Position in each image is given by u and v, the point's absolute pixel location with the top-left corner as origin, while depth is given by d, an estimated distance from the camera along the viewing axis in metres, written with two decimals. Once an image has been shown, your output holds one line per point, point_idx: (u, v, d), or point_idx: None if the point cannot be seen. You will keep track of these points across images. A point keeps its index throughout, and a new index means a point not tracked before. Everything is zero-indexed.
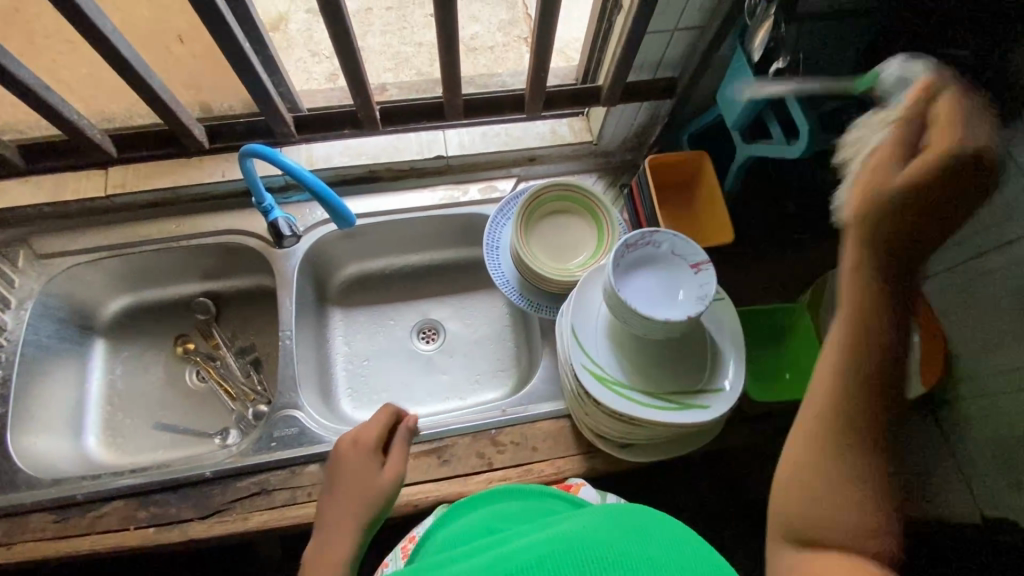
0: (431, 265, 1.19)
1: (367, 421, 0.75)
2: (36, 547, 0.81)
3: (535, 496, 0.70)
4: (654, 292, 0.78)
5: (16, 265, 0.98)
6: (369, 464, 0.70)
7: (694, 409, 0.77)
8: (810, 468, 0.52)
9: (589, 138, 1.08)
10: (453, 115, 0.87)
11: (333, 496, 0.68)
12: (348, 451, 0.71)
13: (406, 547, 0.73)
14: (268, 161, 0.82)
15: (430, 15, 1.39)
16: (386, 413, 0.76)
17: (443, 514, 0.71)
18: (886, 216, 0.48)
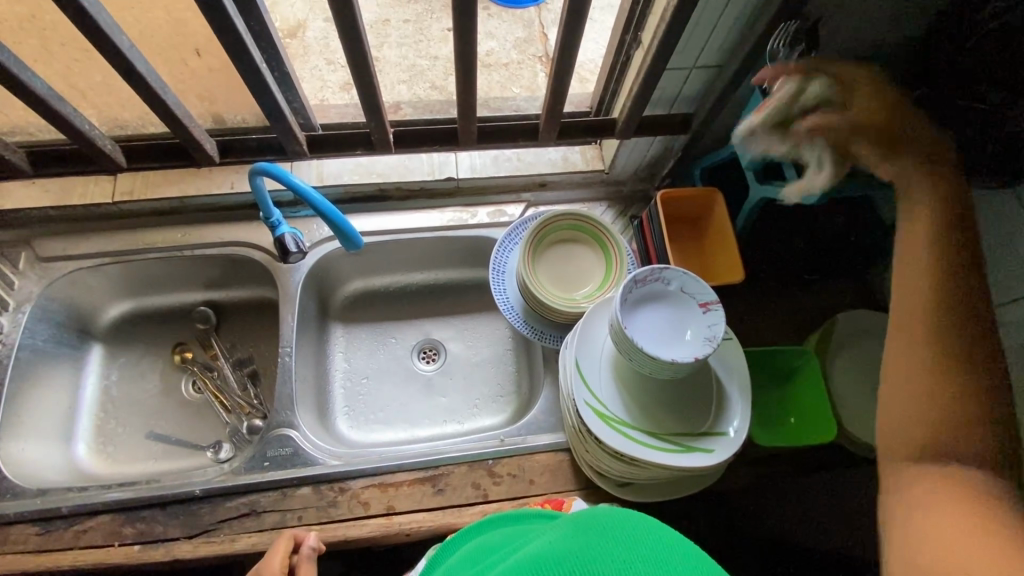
0: (436, 285, 1.18)
1: (266, 557, 0.73)
2: (16, 560, 0.79)
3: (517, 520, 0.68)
4: (659, 333, 0.77)
5: (18, 267, 0.97)
6: None
7: (698, 452, 0.75)
8: (918, 377, 0.58)
9: (601, 167, 1.08)
10: (466, 141, 0.86)
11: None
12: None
13: None
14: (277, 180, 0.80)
15: (447, 31, 1.39)
16: (284, 540, 0.76)
17: (436, 553, 0.70)
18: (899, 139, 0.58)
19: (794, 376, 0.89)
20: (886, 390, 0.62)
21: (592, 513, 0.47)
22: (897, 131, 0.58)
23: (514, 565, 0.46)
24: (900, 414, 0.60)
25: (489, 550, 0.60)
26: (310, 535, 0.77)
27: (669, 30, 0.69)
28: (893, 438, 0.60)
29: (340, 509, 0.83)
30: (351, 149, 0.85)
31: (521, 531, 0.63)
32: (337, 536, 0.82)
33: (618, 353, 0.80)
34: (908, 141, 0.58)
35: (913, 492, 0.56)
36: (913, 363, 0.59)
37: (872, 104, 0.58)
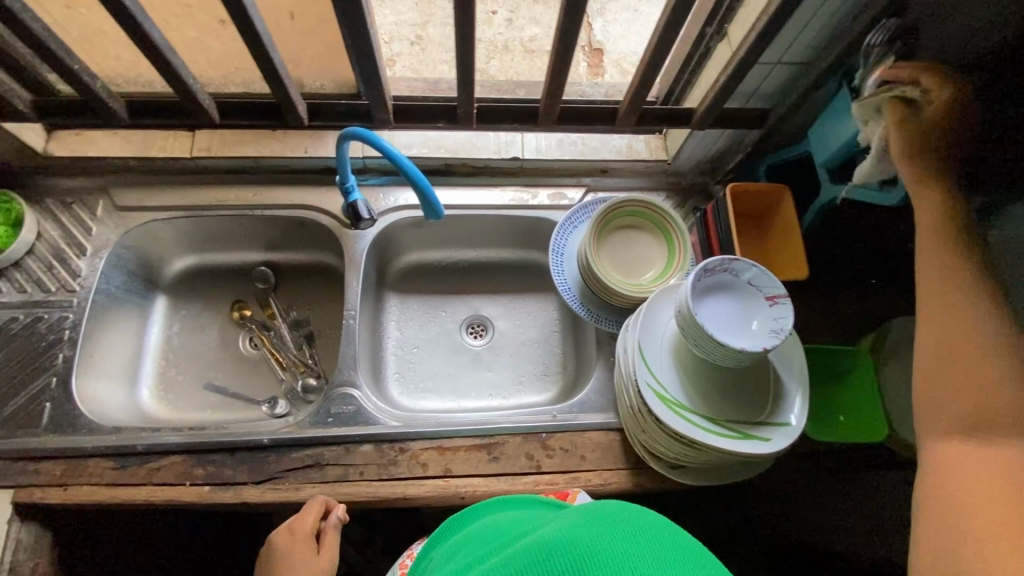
0: (487, 262, 1.21)
1: (302, 508, 0.81)
2: (93, 491, 0.82)
3: (527, 504, 0.72)
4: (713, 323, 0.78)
5: (95, 213, 1.00)
6: (304, 549, 0.78)
7: (755, 440, 0.78)
8: (947, 364, 0.62)
9: (663, 157, 1.09)
10: (545, 121, 0.87)
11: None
12: (287, 540, 0.79)
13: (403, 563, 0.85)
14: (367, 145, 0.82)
15: (494, 12, 1.37)
16: (316, 504, 0.81)
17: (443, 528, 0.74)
18: (931, 147, 0.64)
19: (849, 376, 0.90)
20: (923, 381, 0.65)
21: (602, 506, 0.50)
22: (924, 139, 0.64)
23: (550, 543, 0.47)
24: (940, 401, 0.63)
25: (501, 530, 0.63)
26: (340, 505, 0.82)
27: (774, 22, 0.69)
28: (934, 418, 0.63)
29: (400, 467, 0.86)
30: (434, 121, 0.86)
31: (532, 514, 0.66)
32: (396, 493, 0.85)
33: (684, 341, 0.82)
34: (925, 157, 0.65)
35: (959, 473, 0.59)
36: (935, 351, 0.64)
37: (924, 114, 0.64)
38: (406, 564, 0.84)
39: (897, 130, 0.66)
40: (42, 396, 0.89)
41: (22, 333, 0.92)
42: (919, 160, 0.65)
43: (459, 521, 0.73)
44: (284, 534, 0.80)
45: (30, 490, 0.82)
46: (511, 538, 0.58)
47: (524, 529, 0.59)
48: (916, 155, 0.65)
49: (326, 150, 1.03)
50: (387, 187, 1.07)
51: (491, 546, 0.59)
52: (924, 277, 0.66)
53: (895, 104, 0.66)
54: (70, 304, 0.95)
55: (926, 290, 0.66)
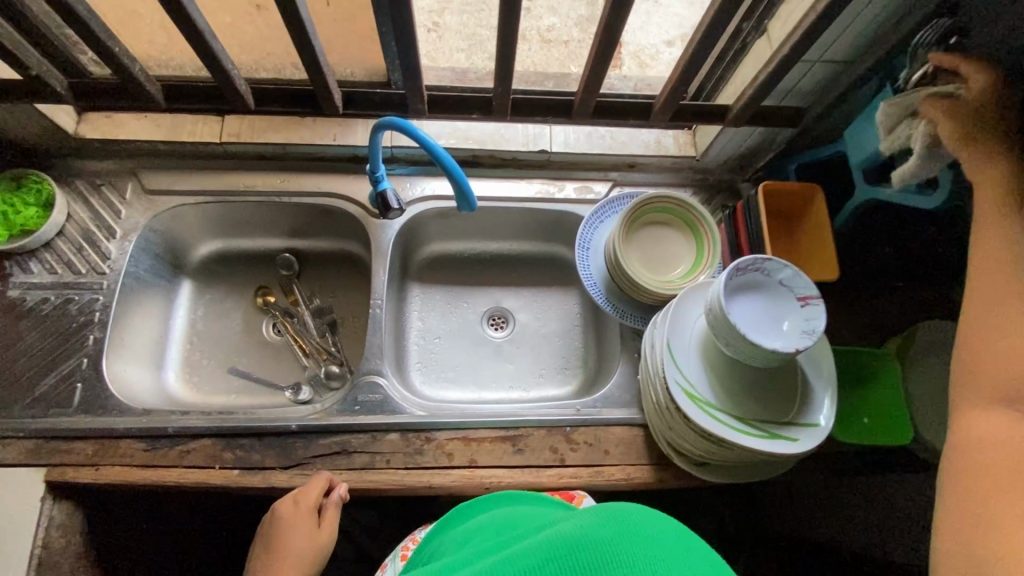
0: (509, 255, 1.21)
1: (306, 483, 0.83)
2: (124, 472, 0.83)
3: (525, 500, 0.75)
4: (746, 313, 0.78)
5: (124, 196, 1.00)
6: (306, 523, 0.79)
7: (782, 440, 0.79)
8: (994, 330, 0.61)
9: (691, 152, 1.08)
10: (579, 114, 0.87)
11: (278, 551, 0.80)
12: (288, 512, 0.80)
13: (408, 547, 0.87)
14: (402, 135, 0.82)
15: None
16: (319, 480, 0.83)
17: (448, 518, 0.77)
18: (986, 122, 0.62)
19: (873, 377, 0.91)
20: (968, 343, 0.64)
21: (611, 506, 0.49)
22: (976, 123, 0.62)
23: (593, 543, 0.45)
24: (982, 368, 0.62)
25: (508, 525, 0.64)
26: (341, 484, 0.84)
27: (822, 21, 0.69)
28: (973, 382, 0.63)
29: (425, 457, 0.88)
30: (468, 113, 0.86)
31: (539, 511, 0.67)
32: (422, 481, 0.86)
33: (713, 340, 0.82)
34: (982, 138, 0.62)
35: (991, 440, 0.59)
36: (983, 314, 0.63)
37: (970, 100, 0.62)
38: (410, 548, 0.87)
39: (946, 118, 0.63)
40: (73, 376, 0.90)
41: (53, 314, 0.93)
42: (976, 134, 0.62)
43: (468, 511, 0.76)
44: (287, 507, 0.81)
45: (63, 470, 0.83)
46: (520, 533, 0.59)
47: (531, 525, 0.60)
48: (971, 137, 0.62)
49: (355, 138, 1.03)
50: (414, 176, 1.08)
51: (508, 536, 0.60)
52: (978, 237, 0.64)
53: (935, 98, 0.64)
54: (100, 287, 0.95)
55: (978, 250, 0.64)
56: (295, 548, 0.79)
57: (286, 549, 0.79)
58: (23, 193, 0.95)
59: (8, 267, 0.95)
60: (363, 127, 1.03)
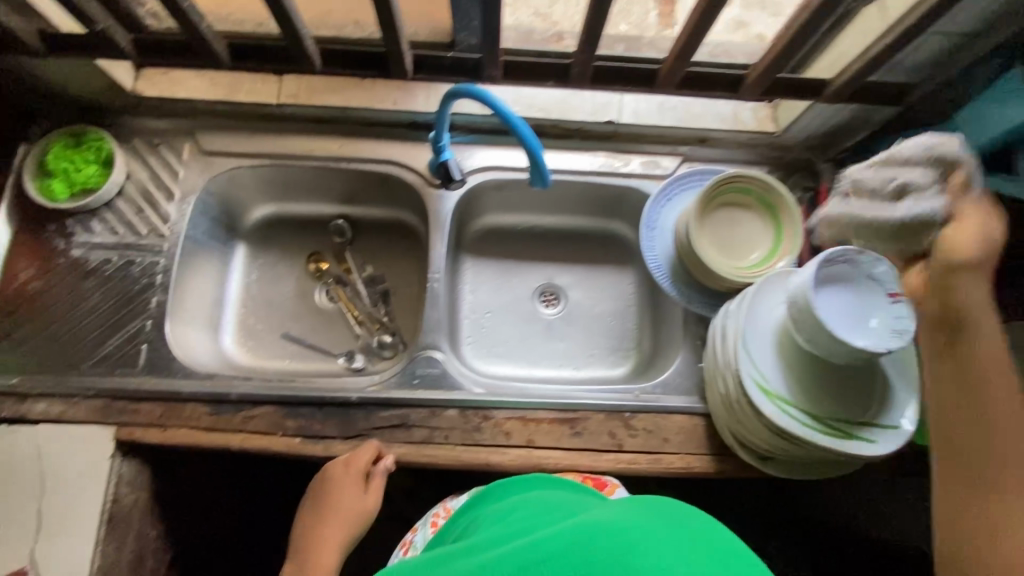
0: (563, 229, 1.17)
1: (356, 448, 0.85)
2: (190, 435, 0.85)
3: (535, 483, 0.76)
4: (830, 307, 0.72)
5: (182, 157, 0.99)
6: (355, 488, 0.81)
7: (859, 441, 0.77)
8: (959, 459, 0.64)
9: (770, 128, 1.02)
10: (663, 84, 0.81)
11: (325, 510, 0.82)
12: (339, 474, 0.82)
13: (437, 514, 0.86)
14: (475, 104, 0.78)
15: None
16: (369, 448, 0.84)
17: (482, 493, 0.77)
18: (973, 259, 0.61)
19: None
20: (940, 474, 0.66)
21: (640, 499, 0.53)
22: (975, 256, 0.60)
23: (651, 528, 0.47)
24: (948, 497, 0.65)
25: (541, 510, 0.64)
26: (389, 456, 0.84)
27: None
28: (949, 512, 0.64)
29: (483, 435, 0.87)
30: (543, 80, 0.81)
31: (570, 497, 0.68)
32: (479, 459, 0.86)
33: (792, 334, 0.79)
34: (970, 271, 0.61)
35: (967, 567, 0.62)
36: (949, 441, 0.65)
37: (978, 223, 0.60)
38: (439, 515, 0.86)
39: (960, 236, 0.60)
40: (138, 337, 0.90)
41: (116, 275, 0.93)
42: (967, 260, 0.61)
43: (506, 488, 0.77)
44: (339, 467, 0.83)
45: (130, 430, 0.84)
46: (554, 520, 0.59)
47: (565, 513, 0.59)
48: (954, 275, 0.61)
49: (415, 104, 0.99)
50: (474, 144, 1.04)
51: (532, 526, 0.59)
52: (938, 375, 0.66)
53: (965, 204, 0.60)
54: (161, 249, 0.95)
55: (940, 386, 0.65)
56: (341, 508, 0.82)
57: (332, 509, 0.82)
58: (83, 150, 0.94)
59: (70, 226, 0.94)
60: (424, 94, 1.00)
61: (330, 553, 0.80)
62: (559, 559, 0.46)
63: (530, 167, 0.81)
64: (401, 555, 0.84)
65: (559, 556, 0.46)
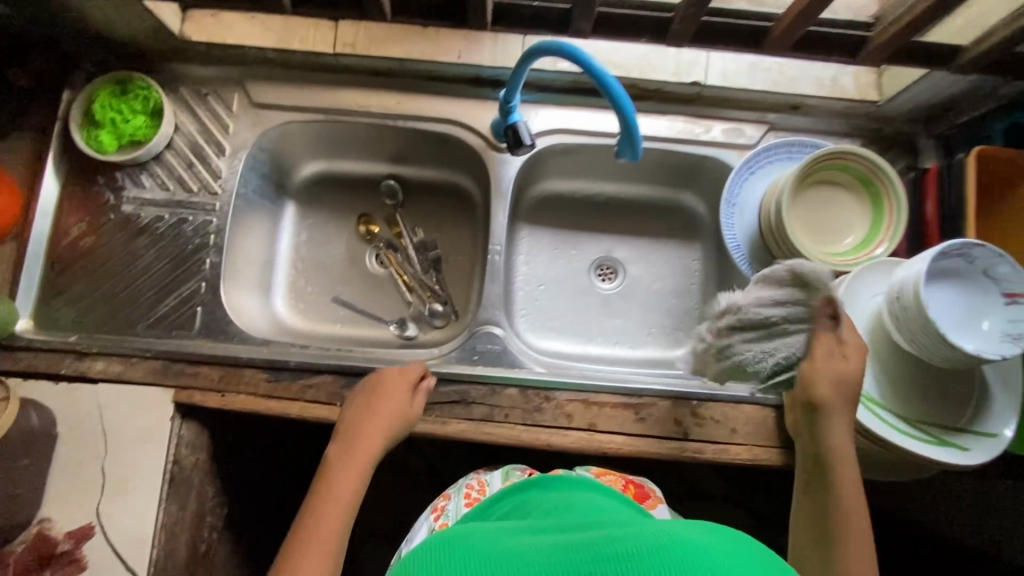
0: (626, 199, 1.10)
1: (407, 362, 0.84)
2: (249, 401, 0.83)
3: (577, 484, 0.66)
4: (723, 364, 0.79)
5: (231, 108, 0.93)
6: (403, 398, 0.80)
7: (950, 447, 0.72)
8: None
9: (872, 97, 0.92)
10: (772, 45, 0.74)
11: (368, 408, 0.78)
12: (392, 379, 0.80)
13: (471, 485, 0.78)
14: (566, 60, 0.71)
15: None
16: (419, 363, 0.84)
17: (524, 483, 0.68)
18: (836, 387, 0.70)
19: None
20: None
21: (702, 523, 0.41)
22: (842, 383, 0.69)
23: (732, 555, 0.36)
24: None
25: (592, 512, 0.55)
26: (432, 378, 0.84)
27: None
28: None
29: (545, 415, 0.84)
30: (637, 36, 0.75)
31: (620, 507, 0.59)
32: (540, 440, 0.83)
33: (890, 333, 0.74)
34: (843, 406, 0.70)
35: None
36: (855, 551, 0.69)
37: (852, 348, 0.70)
38: (474, 489, 0.77)
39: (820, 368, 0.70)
40: (193, 299, 0.89)
41: (169, 233, 0.90)
42: (817, 395, 0.70)
43: (550, 482, 0.67)
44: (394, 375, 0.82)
45: (190, 393, 0.83)
46: (608, 523, 0.50)
47: (619, 517, 0.52)
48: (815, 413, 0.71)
49: (481, 56, 0.91)
50: (541, 103, 0.96)
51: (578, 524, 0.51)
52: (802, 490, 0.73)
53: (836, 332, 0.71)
54: (213, 208, 0.91)
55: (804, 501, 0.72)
56: (388, 412, 0.78)
57: (379, 408, 0.78)
58: (129, 98, 0.89)
59: (120, 179, 0.91)
60: (490, 43, 0.91)
61: (371, 446, 0.76)
62: (628, 561, 0.37)
63: (619, 136, 0.72)
64: (434, 522, 0.74)
65: (628, 558, 0.36)
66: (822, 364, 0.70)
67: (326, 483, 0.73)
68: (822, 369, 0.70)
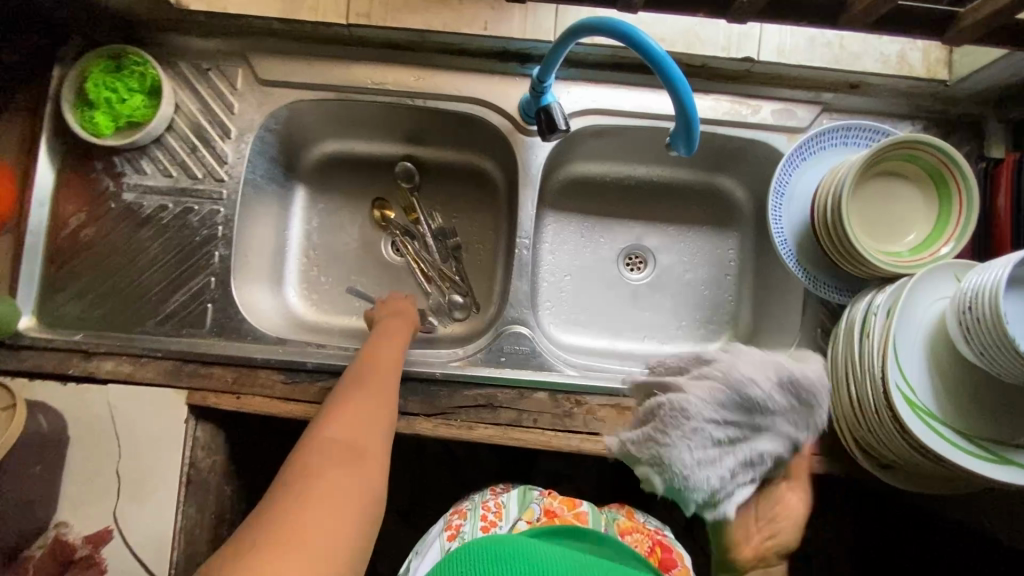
0: (658, 183, 1.02)
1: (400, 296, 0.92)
2: (265, 403, 0.80)
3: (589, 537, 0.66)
4: (678, 461, 0.53)
5: (236, 86, 0.85)
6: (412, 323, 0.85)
7: (1013, 467, 0.67)
8: None
9: (941, 76, 0.83)
10: (850, 21, 0.67)
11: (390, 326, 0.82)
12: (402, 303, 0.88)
13: (487, 506, 0.74)
14: (615, 39, 0.63)
15: None
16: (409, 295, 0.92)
17: (548, 531, 0.67)
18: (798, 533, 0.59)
19: None
20: None
21: None
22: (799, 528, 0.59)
23: None
24: None
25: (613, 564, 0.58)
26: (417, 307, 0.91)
27: None
28: None
29: (576, 421, 0.80)
30: (694, 8, 0.69)
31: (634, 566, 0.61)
32: (570, 445, 0.79)
33: (956, 344, 0.68)
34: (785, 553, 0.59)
35: None
36: None
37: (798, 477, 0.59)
38: (491, 512, 0.73)
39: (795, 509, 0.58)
40: (203, 295, 0.84)
41: (174, 224, 0.84)
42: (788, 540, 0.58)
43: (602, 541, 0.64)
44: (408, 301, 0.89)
45: (203, 394, 0.79)
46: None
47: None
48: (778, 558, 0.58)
49: (510, 28, 0.82)
50: (573, 81, 0.88)
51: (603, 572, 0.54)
52: None
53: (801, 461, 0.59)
54: (220, 196, 0.85)
55: None
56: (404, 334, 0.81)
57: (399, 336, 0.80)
58: (125, 75, 0.81)
59: (119, 165, 0.84)
60: (521, 13, 0.82)
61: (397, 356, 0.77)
62: None
63: (674, 124, 0.65)
64: (448, 541, 0.70)
65: None
66: (797, 505, 0.58)
67: (367, 365, 0.73)
68: (797, 510, 0.58)
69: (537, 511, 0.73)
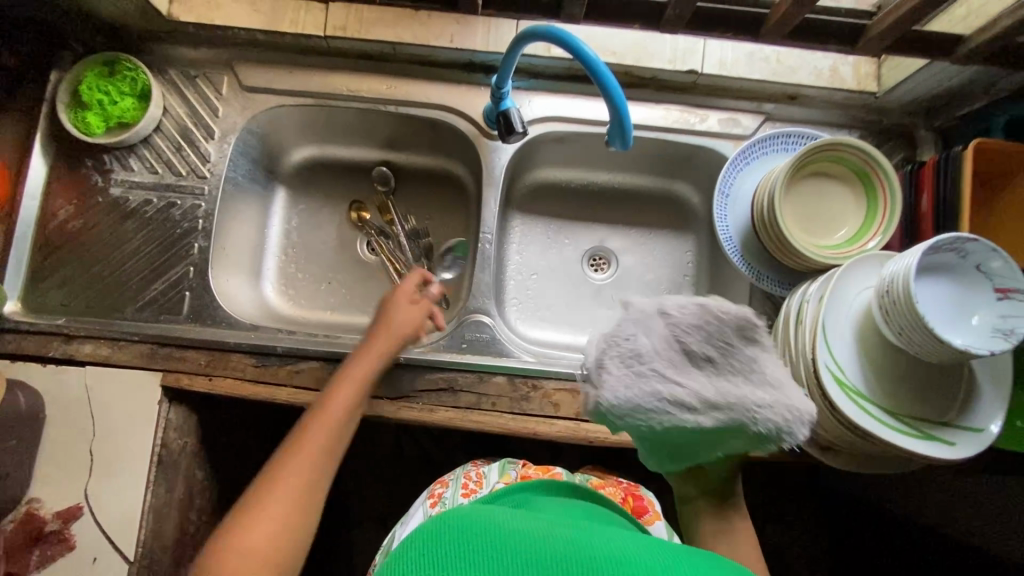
0: (620, 188, 1.09)
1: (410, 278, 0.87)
2: (235, 384, 0.84)
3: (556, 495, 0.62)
4: (610, 382, 0.47)
5: (221, 91, 0.92)
6: (410, 314, 0.81)
7: (937, 442, 0.72)
8: None
9: (872, 88, 0.91)
10: (771, 33, 0.75)
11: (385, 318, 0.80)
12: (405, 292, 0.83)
13: (473, 470, 0.79)
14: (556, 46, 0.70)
15: None
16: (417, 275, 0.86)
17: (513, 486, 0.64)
18: None
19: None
20: None
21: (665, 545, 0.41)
22: None
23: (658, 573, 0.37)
24: None
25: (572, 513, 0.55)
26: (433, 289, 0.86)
27: None
28: None
29: (532, 405, 0.84)
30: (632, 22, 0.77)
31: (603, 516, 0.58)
32: (526, 428, 0.83)
33: (879, 327, 0.73)
34: None
35: None
36: None
37: None
38: (473, 479, 0.77)
39: None
40: (181, 284, 0.88)
41: (158, 217, 0.90)
42: None
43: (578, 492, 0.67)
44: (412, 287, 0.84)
45: (178, 376, 0.83)
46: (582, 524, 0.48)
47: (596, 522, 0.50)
48: None
49: (474, 41, 0.89)
50: (534, 91, 0.95)
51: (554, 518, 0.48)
52: None
53: None
54: (201, 192, 0.91)
55: None
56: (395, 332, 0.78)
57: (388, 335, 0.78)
58: (117, 80, 0.88)
59: (109, 162, 0.90)
60: (484, 28, 0.90)
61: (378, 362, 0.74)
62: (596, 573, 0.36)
63: (611, 124, 0.72)
64: (429, 508, 0.74)
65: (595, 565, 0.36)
66: None
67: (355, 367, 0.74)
68: None
69: (514, 476, 0.77)
